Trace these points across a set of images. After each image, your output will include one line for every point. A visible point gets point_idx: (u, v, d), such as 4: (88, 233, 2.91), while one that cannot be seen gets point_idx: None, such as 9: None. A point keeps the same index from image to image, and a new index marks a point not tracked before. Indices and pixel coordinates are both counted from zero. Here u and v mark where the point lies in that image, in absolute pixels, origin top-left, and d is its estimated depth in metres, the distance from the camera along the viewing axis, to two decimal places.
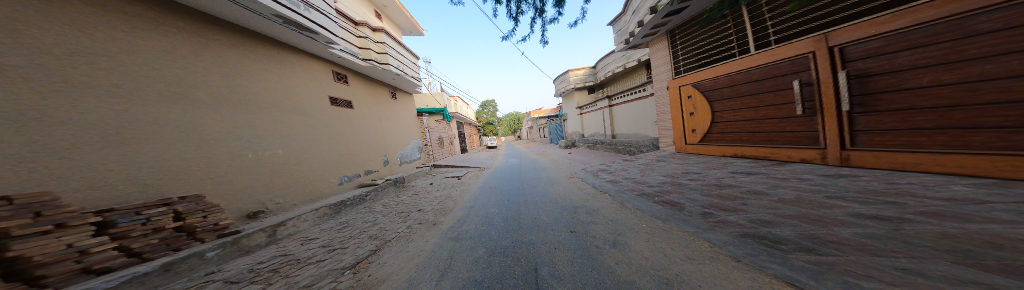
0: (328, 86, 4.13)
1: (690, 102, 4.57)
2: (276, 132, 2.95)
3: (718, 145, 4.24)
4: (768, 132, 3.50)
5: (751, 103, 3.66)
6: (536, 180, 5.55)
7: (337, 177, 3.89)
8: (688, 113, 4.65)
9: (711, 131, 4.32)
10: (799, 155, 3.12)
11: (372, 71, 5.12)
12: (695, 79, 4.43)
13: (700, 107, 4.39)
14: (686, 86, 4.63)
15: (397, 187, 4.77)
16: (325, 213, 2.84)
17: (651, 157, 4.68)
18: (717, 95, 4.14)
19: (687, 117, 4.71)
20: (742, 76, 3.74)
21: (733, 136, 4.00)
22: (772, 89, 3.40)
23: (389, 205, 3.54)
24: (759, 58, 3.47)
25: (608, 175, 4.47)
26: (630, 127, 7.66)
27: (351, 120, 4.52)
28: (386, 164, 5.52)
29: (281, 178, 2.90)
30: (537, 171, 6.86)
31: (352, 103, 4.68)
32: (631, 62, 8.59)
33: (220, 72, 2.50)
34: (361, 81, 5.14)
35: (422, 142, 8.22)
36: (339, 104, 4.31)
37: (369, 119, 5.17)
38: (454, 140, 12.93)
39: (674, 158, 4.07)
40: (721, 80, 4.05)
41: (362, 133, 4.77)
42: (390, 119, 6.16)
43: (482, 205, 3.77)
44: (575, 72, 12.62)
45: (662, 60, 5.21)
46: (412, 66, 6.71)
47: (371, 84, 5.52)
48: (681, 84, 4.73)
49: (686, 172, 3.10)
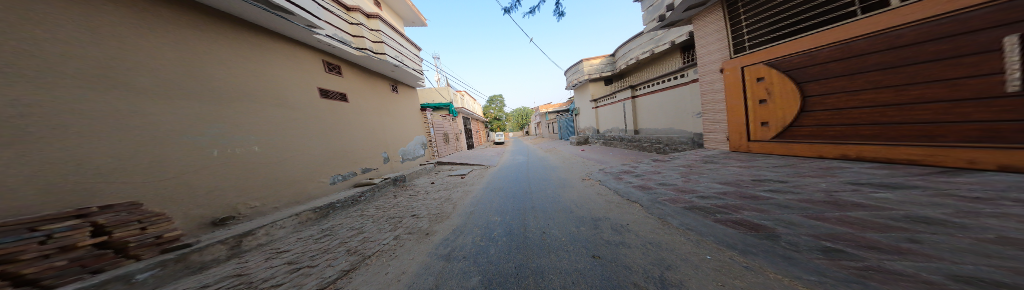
0: (312, 80, 3.92)
1: (760, 86, 3.52)
2: (248, 127, 2.81)
3: (811, 142, 3.09)
4: (918, 123, 2.28)
5: (887, 81, 2.45)
6: (544, 181, 5.00)
7: (331, 177, 3.84)
8: (758, 100, 3.57)
9: (799, 124, 3.20)
10: (994, 160, 1.84)
11: (367, 62, 4.95)
12: (772, 55, 3.41)
13: (782, 91, 3.31)
14: (755, 65, 3.59)
15: (396, 187, 4.55)
16: (308, 218, 2.60)
17: (693, 158, 3.77)
18: (818, 73, 2.98)
19: (754, 105, 3.63)
20: (869, 42, 2.54)
21: (838, 130, 2.84)
22: (938, 57, 2.14)
23: (382, 207, 3.31)
24: (917, 10, 2.22)
25: (634, 179, 3.70)
26: (660, 122, 6.52)
27: (345, 115, 4.42)
28: (387, 161, 5.42)
29: (249, 176, 2.71)
30: (547, 170, 6.29)
31: (346, 95, 4.59)
32: (663, 45, 7.32)
33: (171, 62, 2.27)
34: (355, 76, 4.95)
35: (426, 138, 8.05)
36: (330, 96, 4.21)
37: (366, 114, 5.06)
38: (461, 136, 12.74)
39: (728, 159, 3.16)
40: (822, 53, 2.93)
41: (357, 130, 4.61)
42: (390, 115, 5.98)
43: (482, 211, 3.36)
44: (591, 61, 11.44)
45: (715, 35, 4.15)
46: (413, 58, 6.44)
47: (367, 78, 5.33)
48: (743, 63, 3.73)
49: (759, 182, 2.24)
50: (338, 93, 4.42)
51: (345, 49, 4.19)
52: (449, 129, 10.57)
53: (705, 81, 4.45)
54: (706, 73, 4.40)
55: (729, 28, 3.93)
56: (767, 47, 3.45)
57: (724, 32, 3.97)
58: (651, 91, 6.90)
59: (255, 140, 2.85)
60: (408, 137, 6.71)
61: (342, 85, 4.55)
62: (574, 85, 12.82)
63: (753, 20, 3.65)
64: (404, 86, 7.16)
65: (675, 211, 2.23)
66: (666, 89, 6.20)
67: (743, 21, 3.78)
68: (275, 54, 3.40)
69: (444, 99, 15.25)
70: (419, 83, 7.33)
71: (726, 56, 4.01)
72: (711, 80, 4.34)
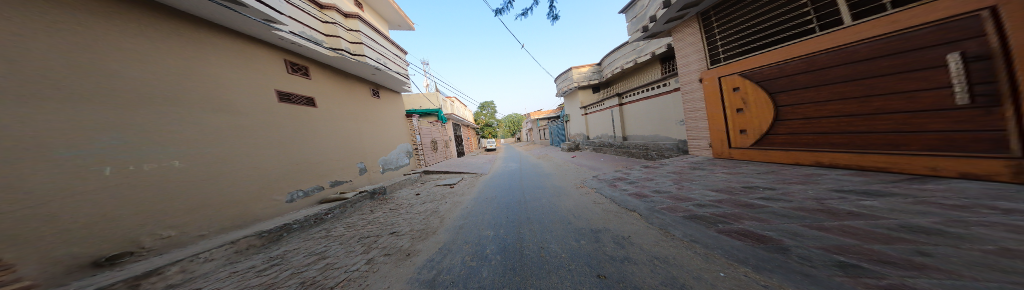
0: (268, 80, 3.31)
1: (738, 96, 3.76)
2: (181, 128, 2.24)
3: (788, 150, 3.30)
4: (883, 133, 2.48)
5: (847, 92, 2.72)
6: (539, 190, 4.84)
7: (288, 194, 3.20)
8: (737, 109, 3.81)
9: (776, 132, 3.41)
10: (956, 168, 2.05)
11: (343, 64, 4.45)
12: (744, 67, 3.68)
13: (757, 100, 3.56)
14: (730, 75, 3.84)
15: (373, 200, 4.03)
16: (252, 244, 2.07)
17: (681, 164, 3.89)
18: (788, 84, 3.24)
19: (734, 113, 3.85)
20: (830, 57, 2.83)
21: (808, 138, 3.11)
22: (899, 70, 2.36)
23: (355, 225, 2.85)
24: (864, 30, 2.55)
25: (628, 186, 3.70)
26: (647, 129, 6.81)
27: (311, 121, 3.85)
28: (364, 172, 4.87)
29: (181, 191, 2.13)
30: (540, 178, 6.16)
31: (313, 99, 4.03)
32: (644, 56, 7.79)
33: (74, 44, 1.70)
34: (325, 76, 4.41)
35: (411, 145, 7.51)
36: (292, 100, 3.62)
37: (341, 119, 4.53)
38: (450, 143, 12.23)
39: (714, 166, 3.29)
40: (790, 66, 3.20)
41: (325, 135, 4.04)
42: (369, 120, 5.45)
43: (473, 225, 3.06)
44: (579, 69, 11.86)
45: (694, 47, 4.43)
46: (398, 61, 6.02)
47: (341, 79, 4.79)
48: (721, 74, 3.97)
49: (750, 189, 2.29)
50: (303, 97, 3.83)
51: (317, 50, 3.72)
52: (438, 135, 10.05)
53: (686, 90, 4.70)
54: (687, 82, 4.66)
55: (705, 41, 4.23)
56: (740, 59, 3.72)
57: (701, 44, 4.26)
58: (637, 99, 7.25)
59: (194, 145, 2.31)
60: (390, 144, 6.15)
61: (307, 86, 3.97)
62: (563, 92, 13.15)
63: (725, 34, 3.94)
64: (387, 90, 6.65)
65: (676, 222, 2.18)
66: (650, 97, 6.54)
67: (716, 34, 4.07)
68: (224, 46, 2.86)
69: (433, 104, 14.69)
70: (404, 88, 6.89)
71: (704, 67, 4.27)
72: (692, 89, 4.58)
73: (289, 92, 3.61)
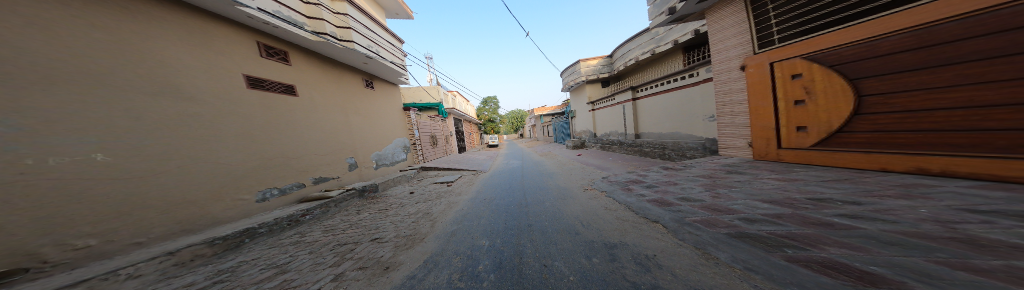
0: (241, 65, 3.00)
1: (799, 84, 3.03)
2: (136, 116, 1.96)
3: (869, 152, 2.51)
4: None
5: (979, 73, 1.85)
6: (544, 194, 4.46)
7: (259, 192, 2.87)
8: (795, 100, 3.10)
9: (856, 129, 2.60)
10: None
11: (331, 50, 4.14)
12: (810, 48, 2.93)
13: (825, 88, 2.79)
14: (790, 59, 3.14)
15: (363, 199, 3.76)
16: (199, 253, 1.74)
17: (710, 167, 3.34)
18: (885, 66, 2.37)
19: (790, 106, 3.16)
20: (971, 22, 1.88)
21: (911, 137, 2.25)
22: None
23: (334, 230, 2.54)
24: None
25: (647, 192, 3.20)
26: (665, 125, 6.19)
27: (293, 113, 3.58)
28: (355, 167, 4.66)
29: (135, 186, 1.87)
30: (544, 179, 5.77)
31: (294, 87, 3.73)
32: (665, 45, 7.12)
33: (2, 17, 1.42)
34: (310, 65, 4.12)
35: (410, 141, 7.25)
36: (269, 87, 3.29)
37: (329, 112, 4.31)
38: (451, 139, 12.00)
39: (756, 169, 2.74)
40: (882, 43, 2.38)
41: (306, 129, 3.73)
42: (361, 113, 5.17)
43: (466, 232, 2.68)
44: (588, 62, 11.19)
45: (734, 28, 3.76)
46: (394, 51, 5.69)
47: (328, 68, 4.50)
48: (775, 58, 3.27)
49: (819, 202, 1.77)
50: (281, 85, 3.51)
51: (296, 32, 3.39)
52: (438, 130, 9.77)
53: (720, 80, 4.07)
54: (722, 71, 4.01)
55: (753, 19, 3.53)
56: (805, 39, 2.98)
57: (745, 24, 3.60)
58: (654, 93, 6.64)
59: (153, 134, 2.04)
60: (384, 139, 5.86)
61: (289, 74, 3.67)
62: (570, 86, 12.53)
63: (783, 10, 3.26)
64: (383, 82, 6.39)
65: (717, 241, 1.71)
66: (669, 90, 5.94)
67: (770, 10, 3.39)
68: (191, 24, 2.56)
69: (434, 99, 14.44)
70: (400, 79, 6.62)
71: (748, 51, 3.60)
72: (728, 79, 3.95)
73: (267, 78, 3.31)
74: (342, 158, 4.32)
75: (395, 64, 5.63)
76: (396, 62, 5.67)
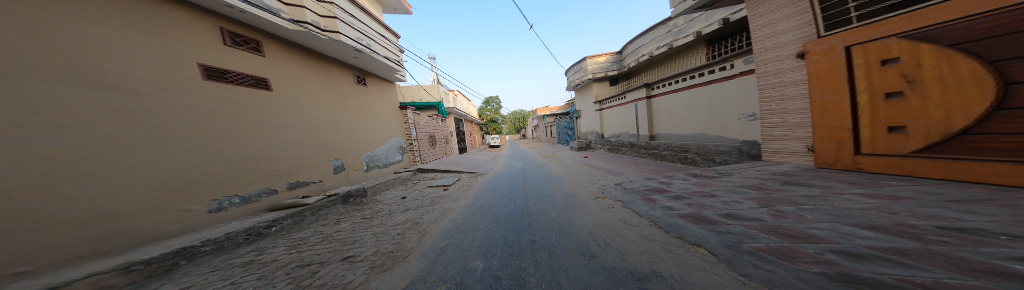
0: (202, 55, 2.72)
1: (889, 73, 2.17)
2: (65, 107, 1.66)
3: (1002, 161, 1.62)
4: None
5: None
6: (548, 201, 4.01)
7: (213, 202, 2.55)
8: (885, 94, 2.22)
9: (996, 131, 1.67)
10: None
11: (316, 42, 3.90)
12: (909, 26, 2.02)
13: (935, 78, 1.90)
14: (877, 41, 2.24)
15: (345, 206, 3.40)
16: (105, 285, 1.32)
17: (755, 176, 2.76)
18: None
19: (875, 101, 2.30)
20: None
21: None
22: None
23: (300, 246, 2.15)
24: None
25: (674, 205, 2.71)
26: (688, 126, 5.59)
27: (267, 110, 3.29)
28: (340, 170, 4.39)
29: (47, 188, 1.54)
30: (548, 185, 5.33)
31: (268, 80, 3.44)
32: (685, 37, 6.66)
33: None
34: (290, 59, 3.86)
35: (406, 141, 6.99)
36: (232, 78, 2.98)
37: (313, 110, 4.08)
38: (451, 139, 11.78)
39: (828, 181, 2.15)
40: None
41: (282, 129, 3.46)
42: (348, 111, 4.92)
43: (458, 248, 2.23)
44: (595, 59, 10.65)
45: (787, 9, 2.98)
46: (388, 46, 5.50)
47: (312, 64, 4.25)
48: (855, 41, 2.39)
49: (956, 233, 1.19)
50: (250, 77, 3.21)
51: (272, 20, 3.09)
52: (437, 130, 9.51)
53: (768, 72, 3.29)
54: (769, 61, 3.25)
55: None
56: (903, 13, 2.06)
57: (805, 2, 2.80)
58: (673, 90, 6.09)
59: (78, 125, 1.72)
60: (375, 140, 5.61)
61: (264, 69, 3.41)
62: (575, 85, 12.01)
63: None
64: (376, 78, 6.19)
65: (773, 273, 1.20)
66: (691, 87, 5.44)
67: None
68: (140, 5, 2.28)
69: (434, 98, 14.20)
70: (395, 75, 6.38)
71: (810, 35, 2.78)
72: (778, 70, 3.15)
73: (232, 69, 3.01)
74: (326, 159, 4.13)
75: (389, 59, 5.41)
76: (390, 57, 5.45)
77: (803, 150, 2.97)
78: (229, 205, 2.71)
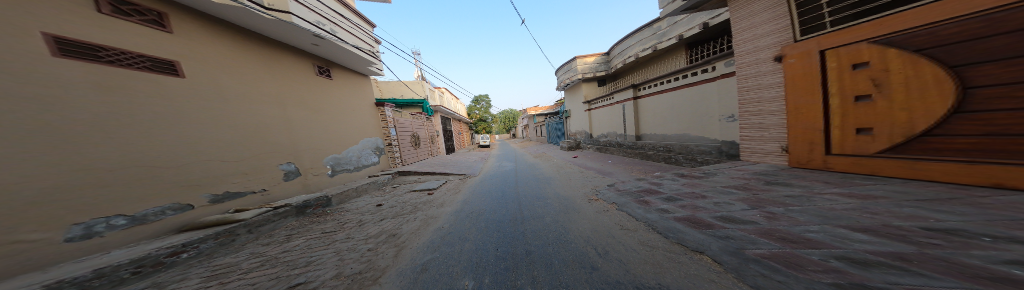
0: (108, 33, 2.00)
1: (861, 76, 2.36)
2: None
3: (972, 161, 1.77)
4: None
5: None
6: (543, 205, 3.84)
7: (70, 231, 1.56)
8: (855, 97, 2.43)
9: (958, 132, 1.85)
10: None
11: (258, 22, 3.12)
12: (881, 31, 2.19)
13: (903, 82, 2.08)
14: (851, 46, 2.42)
15: (297, 219, 2.81)
16: None
17: (740, 176, 2.89)
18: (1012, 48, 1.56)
19: (845, 104, 2.50)
20: None
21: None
22: None
23: (223, 276, 1.59)
24: None
25: (669, 207, 2.73)
26: (672, 127, 5.86)
27: (204, 104, 2.60)
28: (294, 175, 3.63)
29: None
30: (541, 186, 5.19)
31: (175, 63, 2.45)
32: (669, 40, 7.02)
33: None
34: (234, 43, 3.13)
35: (383, 140, 6.28)
36: (119, 59, 2.03)
37: (263, 105, 3.35)
38: (437, 138, 11.12)
39: (807, 181, 2.28)
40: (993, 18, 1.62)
41: (223, 127, 2.74)
42: (306, 106, 4.16)
43: (443, 263, 1.85)
44: (583, 59, 10.82)
45: (768, 13, 3.17)
46: (360, 35, 4.87)
47: (259, 49, 3.49)
48: (830, 46, 2.58)
49: (942, 235, 1.22)
50: (145, 59, 2.22)
51: None
52: (422, 129, 8.84)
53: (747, 74, 3.51)
54: (748, 64, 3.48)
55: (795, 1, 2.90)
56: (875, 18, 2.23)
57: (783, 7, 2.98)
58: (658, 91, 6.37)
59: None
60: (344, 140, 4.90)
61: (201, 56, 2.69)
62: (564, 84, 12.12)
63: None
64: (345, 70, 5.44)
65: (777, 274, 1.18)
66: (675, 88, 5.72)
67: None
68: None
69: (417, 95, 13.27)
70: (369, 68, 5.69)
71: (786, 39, 2.98)
72: (757, 73, 3.37)
73: (114, 47, 2.02)
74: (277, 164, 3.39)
75: (360, 50, 4.78)
76: (361, 47, 4.81)
77: (778, 150, 3.21)
78: (108, 229, 1.75)
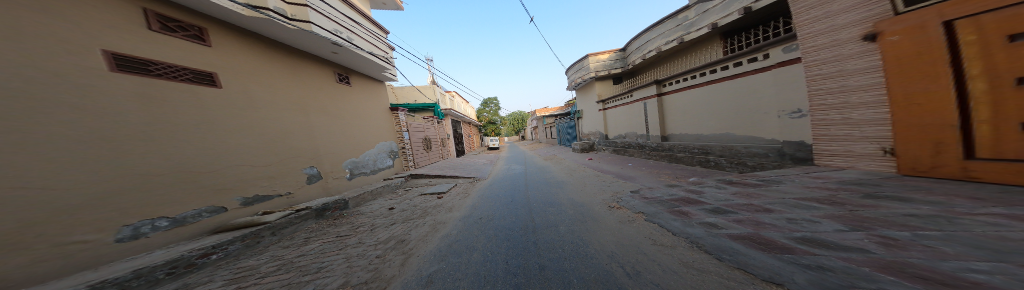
0: (159, 50, 2.27)
1: (1010, 53, 1.59)
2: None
3: None
4: None
5: None
6: (558, 213, 3.56)
7: (127, 229, 1.76)
8: (1009, 80, 1.62)
9: None
10: None
11: (285, 33, 3.42)
12: None
13: None
14: (987, 13, 1.68)
15: (319, 221, 2.95)
16: None
17: (821, 186, 2.31)
18: None
19: (997, 89, 1.69)
20: None
21: None
22: None
23: (243, 279, 1.57)
24: None
25: (719, 221, 2.29)
26: (709, 125, 5.12)
27: (235, 113, 2.81)
28: (316, 179, 3.84)
29: None
30: (554, 193, 4.91)
31: (214, 75, 2.70)
32: (698, 30, 6.25)
33: None
34: (268, 58, 3.47)
35: (397, 144, 6.66)
36: (163, 72, 2.26)
37: (290, 113, 3.62)
38: (447, 141, 11.47)
39: (935, 195, 1.67)
40: None
41: (254, 135, 2.96)
42: (327, 113, 4.43)
43: (450, 275, 1.66)
44: (597, 56, 10.18)
45: None
46: (373, 40, 5.15)
47: (288, 62, 3.83)
48: (955, 13, 1.82)
49: None
50: (188, 72, 2.47)
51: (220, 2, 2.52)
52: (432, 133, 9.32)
53: (823, 59, 2.82)
54: (823, 47, 2.80)
55: None
56: None
57: None
58: (688, 86, 5.70)
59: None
60: (361, 145, 5.15)
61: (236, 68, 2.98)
62: (576, 84, 11.56)
63: None
64: (362, 77, 5.82)
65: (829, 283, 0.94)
66: (709, 83, 5.06)
67: None
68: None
69: (430, 100, 13.83)
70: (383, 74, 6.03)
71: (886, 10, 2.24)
72: (835, 57, 2.72)
73: (162, 61, 2.26)
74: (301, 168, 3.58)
75: (375, 56, 5.05)
76: (376, 53, 5.08)
77: (872, 152, 2.50)
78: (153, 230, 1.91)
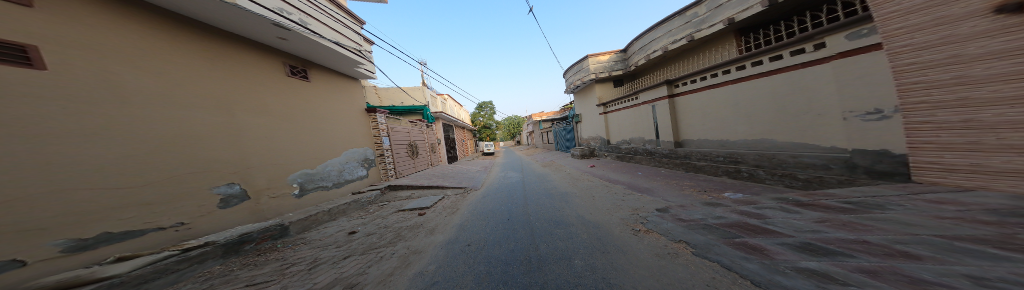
0: None
1: None
2: None
3: None
4: None
5: None
6: (572, 237, 2.76)
7: None
8: None
9: None
10: None
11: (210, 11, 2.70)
12: None
13: None
14: None
15: (226, 259, 2.50)
16: None
17: (968, 218, 1.63)
18: None
19: None
20: None
21: None
22: None
23: None
24: None
25: (830, 268, 1.51)
26: (740, 130, 4.51)
27: (73, 100, 1.82)
28: (229, 203, 2.97)
29: None
30: (558, 208, 4.13)
31: (21, 51, 1.62)
32: (711, 27, 5.78)
33: None
34: (156, 29, 2.55)
35: (374, 151, 6.19)
36: None
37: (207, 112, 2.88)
38: (437, 146, 10.76)
39: None
40: None
41: (114, 134, 2.04)
42: (263, 111, 3.64)
43: None
44: (597, 57, 9.66)
45: None
46: (340, 29, 4.60)
47: (197, 40, 2.94)
48: None
49: None
50: None
51: None
52: (418, 136, 8.81)
53: (923, 42, 2.16)
54: (920, 28, 2.17)
55: None
56: None
57: None
58: (707, 86, 5.21)
59: None
60: (322, 153, 4.63)
61: (86, 32, 2.00)
62: (574, 87, 11.01)
63: None
64: (321, 68, 5.10)
65: None
66: (734, 82, 4.55)
67: None
68: None
69: (416, 101, 12.96)
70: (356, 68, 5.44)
71: None
72: (929, 42, 2.13)
73: None
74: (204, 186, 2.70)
75: (341, 45, 4.52)
76: (342, 43, 4.55)
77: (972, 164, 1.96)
78: None
